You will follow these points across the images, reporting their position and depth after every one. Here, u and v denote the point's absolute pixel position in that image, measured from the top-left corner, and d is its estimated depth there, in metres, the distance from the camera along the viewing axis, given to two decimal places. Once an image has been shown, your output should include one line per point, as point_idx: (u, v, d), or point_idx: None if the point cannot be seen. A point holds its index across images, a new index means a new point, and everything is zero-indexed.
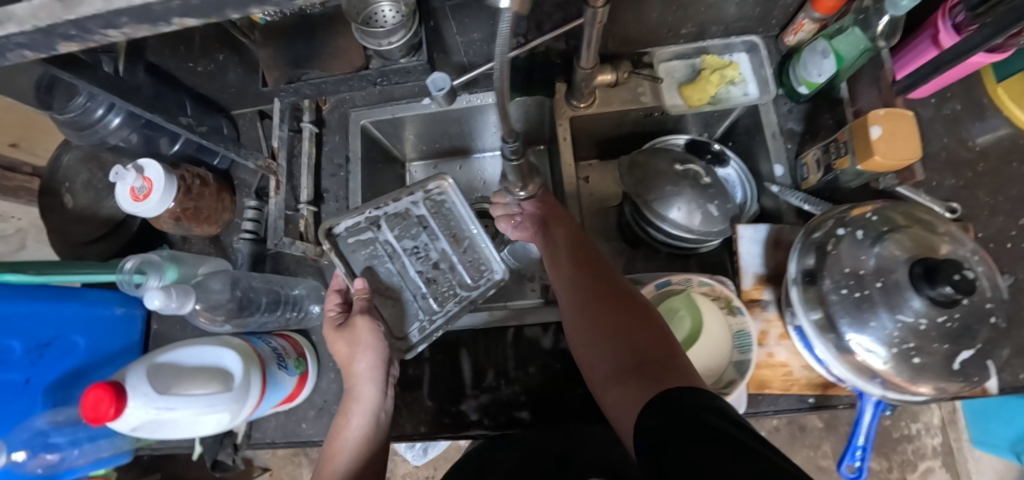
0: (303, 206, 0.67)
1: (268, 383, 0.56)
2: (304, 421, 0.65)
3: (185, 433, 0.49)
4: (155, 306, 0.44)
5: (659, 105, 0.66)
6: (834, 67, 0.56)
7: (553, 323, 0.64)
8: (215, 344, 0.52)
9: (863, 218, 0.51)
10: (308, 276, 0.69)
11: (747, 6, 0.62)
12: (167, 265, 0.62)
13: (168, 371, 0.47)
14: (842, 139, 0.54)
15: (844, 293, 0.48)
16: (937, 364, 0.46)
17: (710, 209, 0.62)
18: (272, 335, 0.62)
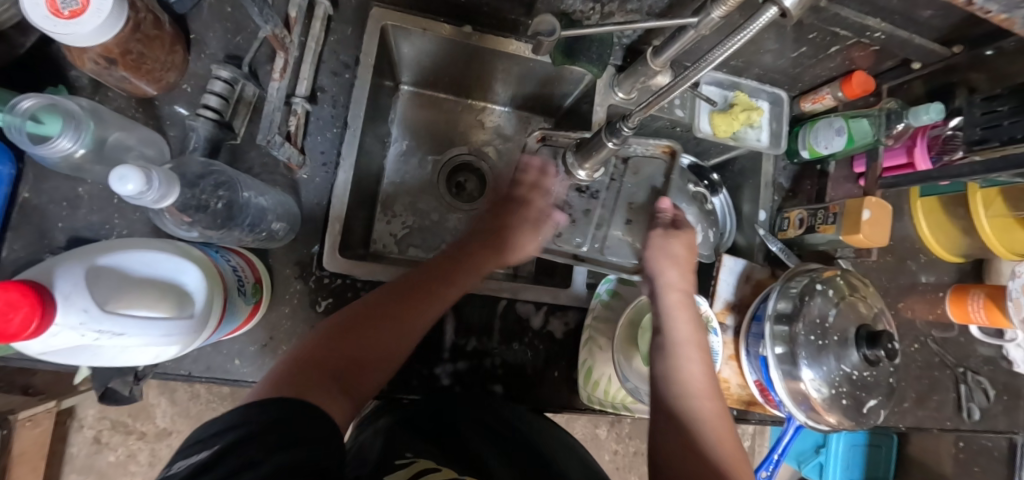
0: (298, 101, 0.55)
1: (227, 311, 0.44)
2: (238, 358, 0.54)
3: (114, 362, 0.37)
4: (128, 191, 0.31)
5: (690, 123, 0.68)
6: (842, 145, 0.67)
7: (546, 304, 0.63)
8: (176, 254, 0.39)
9: (831, 279, 0.61)
10: (276, 186, 0.56)
11: (788, 63, 0.68)
12: (85, 123, 0.45)
13: (111, 281, 0.35)
14: (834, 210, 0.65)
15: (811, 338, 0.57)
16: (855, 409, 0.57)
17: (709, 234, 0.66)
18: (228, 250, 0.49)
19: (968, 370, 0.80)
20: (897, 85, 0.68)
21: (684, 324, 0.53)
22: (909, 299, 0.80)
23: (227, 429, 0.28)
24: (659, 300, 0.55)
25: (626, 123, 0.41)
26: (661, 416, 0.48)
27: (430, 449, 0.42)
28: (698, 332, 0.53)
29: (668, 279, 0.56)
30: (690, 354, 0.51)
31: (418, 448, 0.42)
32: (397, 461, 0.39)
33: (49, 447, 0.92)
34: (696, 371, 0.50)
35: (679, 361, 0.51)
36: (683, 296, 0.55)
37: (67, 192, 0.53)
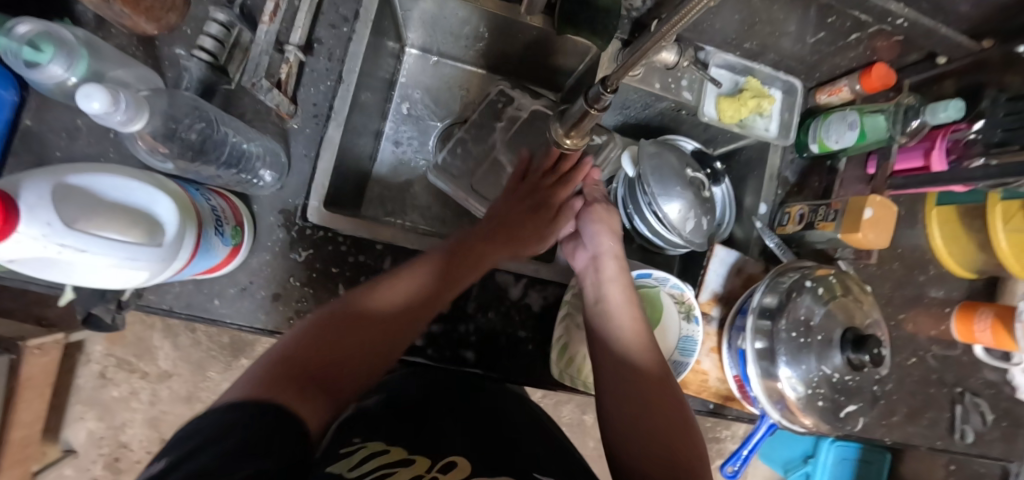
0: (291, 49, 0.55)
1: (200, 247, 0.45)
2: (218, 298, 0.55)
3: (82, 281, 0.38)
4: (92, 109, 0.32)
5: (695, 105, 0.66)
6: (854, 140, 0.64)
7: (526, 276, 0.63)
8: (148, 183, 0.40)
9: (824, 278, 0.59)
10: (266, 134, 0.57)
11: (807, 49, 0.65)
12: (81, 53, 0.46)
13: (78, 199, 0.36)
14: (835, 206, 0.62)
15: (792, 335, 0.55)
16: (833, 412, 0.55)
17: (702, 221, 0.64)
18: (210, 190, 0.50)
19: (966, 391, 0.77)
20: (922, 81, 0.64)
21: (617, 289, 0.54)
22: (912, 311, 0.77)
23: (175, 438, 0.26)
24: (601, 270, 0.56)
25: (605, 88, 0.38)
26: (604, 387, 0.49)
27: (391, 423, 0.43)
28: (632, 293, 0.54)
29: (605, 246, 0.57)
30: (621, 314, 0.52)
31: (374, 427, 0.42)
32: (342, 450, 0.38)
33: (59, 375, 0.97)
34: (625, 332, 0.51)
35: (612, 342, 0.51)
36: (618, 264, 0.56)
37: (66, 124, 0.54)
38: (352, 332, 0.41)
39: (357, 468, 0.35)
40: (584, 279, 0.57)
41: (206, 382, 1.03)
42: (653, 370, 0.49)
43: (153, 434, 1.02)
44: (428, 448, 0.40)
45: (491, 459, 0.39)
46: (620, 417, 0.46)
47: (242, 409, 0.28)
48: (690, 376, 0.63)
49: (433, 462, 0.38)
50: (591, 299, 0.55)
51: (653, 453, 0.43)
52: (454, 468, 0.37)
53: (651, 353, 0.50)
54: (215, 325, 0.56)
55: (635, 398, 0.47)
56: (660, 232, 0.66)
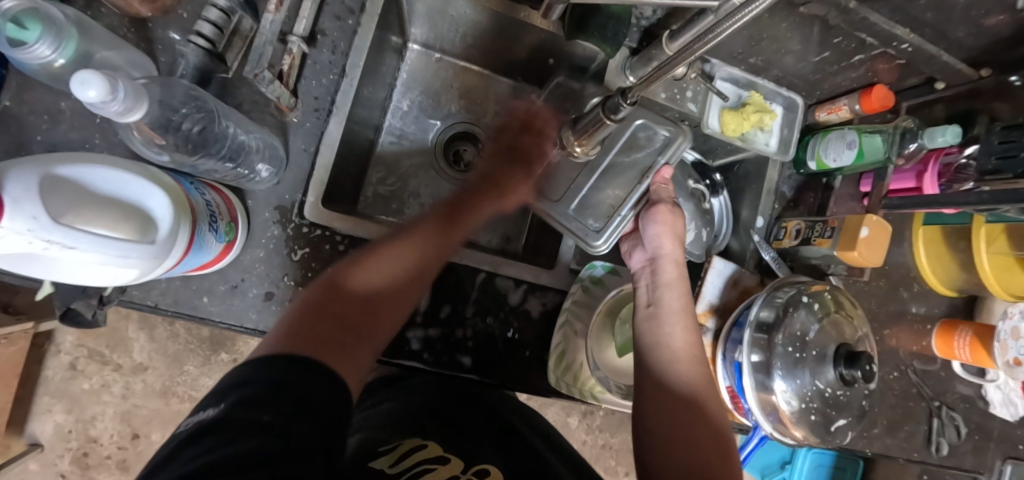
0: (295, 40, 0.53)
1: (194, 244, 0.43)
2: (207, 296, 0.53)
3: (68, 278, 0.36)
4: (88, 98, 0.30)
5: (700, 117, 0.66)
6: (851, 159, 0.66)
7: (526, 282, 0.62)
8: (142, 176, 0.38)
9: (819, 293, 0.60)
10: (264, 126, 0.55)
11: (811, 67, 0.65)
12: (69, 33, 0.44)
13: (66, 191, 0.34)
14: (832, 224, 0.63)
15: (788, 350, 0.56)
16: (824, 426, 0.56)
17: (701, 233, 0.65)
18: (205, 184, 0.48)
19: (943, 405, 0.79)
20: (917, 105, 0.66)
21: (675, 299, 0.53)
22: (895, 327, 0.79)
23: (210, 396, 0.28)
24: (657, 273, 0.55)
25: (625, 99, 0.38)
26: (645, 391, 0.48)
27: (428, 429, 0.48)
28: (686, 302, 0.54)
29: (665, 249, 0.55)
30: (675, 322, 0.52)
31: (408, 430, 0.47)
32: (380, 448, 0.43)
33: (26, 366, 0.93)
34: (678, 342, 0.51)
35: (663, 350, 0.50)
36: (677, 269, 0.55)
37: (48, 105, 0.51)
38: (345, 301, 0.41)
39: (397, 464, 0.40)
40: (639, 279, 0.57)
41: (183, 376, 1.00)
42: (700, 383, 0.48)
43: (125, 429, 0.98)
44: (462, 453, 0.45)
45: (518, 467, 0.43)
46: (658, 426, 0.45)
47: (278, 362, 0.30)
48: None
49: (466, 466, 0.42)
50: (643, 302, 0.54)
51: (680, 456, 0.43)
52: (487, 474, 0.41)
53: (698, 368, 0.50)
54: (203, 323, 0.54)
55: (668, 404, 0.47)
56: None
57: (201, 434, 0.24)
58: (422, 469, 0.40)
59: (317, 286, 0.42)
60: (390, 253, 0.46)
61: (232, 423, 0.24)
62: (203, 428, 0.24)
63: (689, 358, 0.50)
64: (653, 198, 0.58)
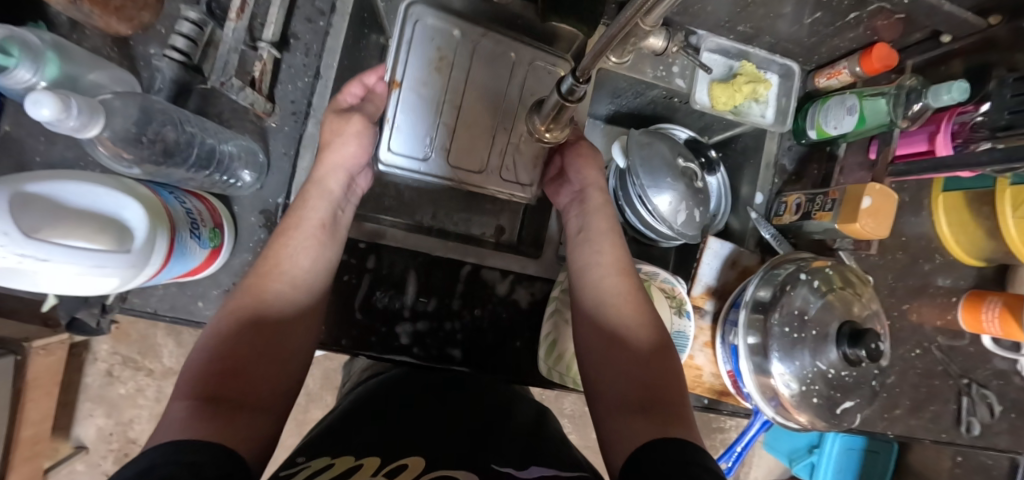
0: (264, 46, 0.53)
1: (175, 251, 0.45)
2: (201, 300, 0.55)
3: (51, 290, 0.38)
4: (42, 117, 0.31)
5: (687, 93, 0.63)
6: (852, 125, 0.61)
7: (513, 273, 0.61)
8: (115, 188, 0.40)
9: (820, 270, 0.57)
10: (244, 134, 0.56)
11: (804, 31, 0.62)
12: (47, 55, 0.45)
13: (39, 207, 0.35)
14: (833, 195, 0.60)
15: (785, 331, 0.53)
16: (828, 408, 0.54)
17: (694, 213, 0.63)
18: (186, 193, 0.49)
19: (973, 383, 0.74)
20: (926, 62, 0.61)
21: (598, 223, 0.55)
22: (916, 301, 0.74)
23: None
24: (584, 201, 0.57)
25: (578, 78, 0.36)
26: (586, 328, 0.50)
27: (351, 445, 0.37)
28: (612, 223, 0.56)
29: (591, 180, 0.57)
30: (601, 241, 0.54)
31: (331, 442, 0.38)
32: (283, 471, 0.33)
33: (66, 375, 0.99)
34: (604, 259, 0.53)
35: (590, 282, 0.52)
36: (603, 196, 0.58)
37: (45, 128, 0.54)
38: (248, 338, 0.40)
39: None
40: (570, 212, 0.59)
41: None
42: (638, 316, 0.49)
43: None
44: (388, 452, 0.35)
45: (450, 459, 0.34)
46: (603, 370, 0.47)
47: (172, 454, 0.26)
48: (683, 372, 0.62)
49: (383, 463, 0.33)
50: (574, 233, 0.57)
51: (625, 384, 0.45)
52: (402, 471, 0.32)
53: (636, 306, 0.50)
54: (200, 327, 0.56)
55: (608, 346, 0.48)
56: (651, 225, 0.65)
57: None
58: None
59: (221, 324, 0.41)
60: (280, 282, 0.45)
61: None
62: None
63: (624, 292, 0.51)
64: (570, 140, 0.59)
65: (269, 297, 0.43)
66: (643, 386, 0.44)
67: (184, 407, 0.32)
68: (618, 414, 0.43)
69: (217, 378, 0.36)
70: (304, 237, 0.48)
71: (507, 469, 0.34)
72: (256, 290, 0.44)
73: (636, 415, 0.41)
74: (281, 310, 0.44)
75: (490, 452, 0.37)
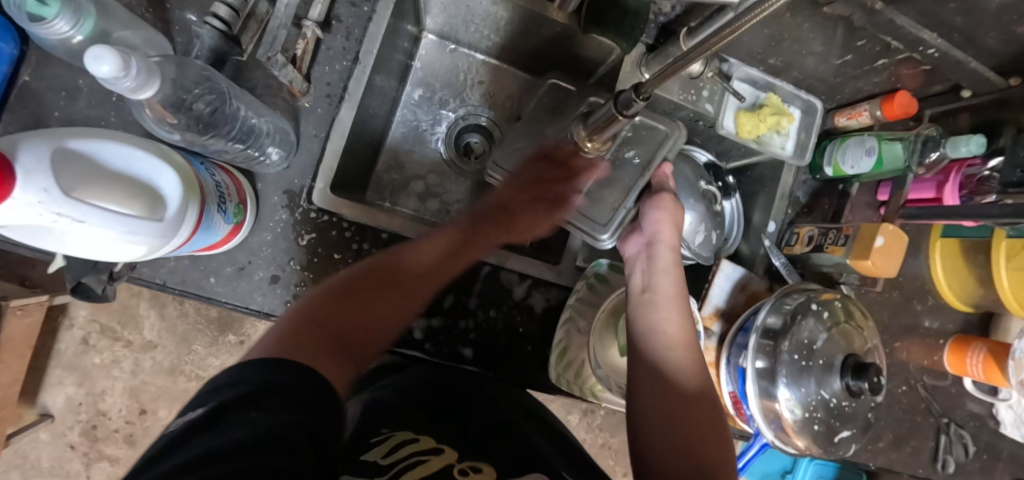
0: (309, 25, 0.53)
1: (202, 224, 0.43)
2: (214, 276, 0.54)
3: (77, 252, 0.37)
4: (100, 73, 0.30)
5: (715, 118, 0.65)
6: (869, 166, 0.64)
7: (530, 277, 0.61)
8: (154, 155, 0.39)
9: (829, 302, 0.59)
10: (276, 111, 0.55)
11: (832, 70, 0.64)
12: (87, 10, 0.44)
13: (80, 166, 0.34)
14: (846, 231, 0.62)
15: (794, 358, 0.55)
16: (827, 436, 0.55)
17: (711, 235, 0.64)
18: (215, 165, 0.48)
19: (952, 422, 0.77)
20: (942, 113, 0.64)
21: (668, 278, 0.53)
22: (906, 340, 0.77)
23: (198, 397, 0.26)
24: (653, 257, 0.54)
25: (637, 94, 0.37)
26: (641, 381, 0.47)
27: (421, 424, 0.40)
28: (681, 287, 0.53)
29: (662, 235, 0.54)
30: (669, 308, 0.51)
31: (403, 420, 0.40)
32: (370, 439, 0.36)
33: (39, 339, 0.95)
34: (670, 328, 0.50)
35: (655, 335, 0.49)
36: (673, 255, 0.54)
37: (67, 83, 0.52)
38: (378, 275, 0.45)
39: (389, 455, 0.33)
40: (634, 265, 0.56)
41: (191, 355, 1.01)
42: (694, 373, 0.47)
43: (133, 404, 1.00)
44: (460, 444, 0.37)
45: (522, 466, 0.36)
46: (656, 425, 0.44)
47: (274, 366, 0.28)
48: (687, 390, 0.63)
49: (458, 459, 0.34)
50: (639, 286, 0.54)
51: (674, 439, 0.42)
52: (481, 470, 0.34)
53: (691, 354, 0.49)
54: (209, 303, 0.55)
55: (656, 389, 0.46)
56: None
57: (189, 433, 0.21)
58: (412, 463, 0.32)
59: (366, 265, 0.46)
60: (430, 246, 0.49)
61: (232, 419, 0.23)
62: (197, 426, 0.22)
63: (683, 354, 0.48)
64: (654, 186, 0.57)
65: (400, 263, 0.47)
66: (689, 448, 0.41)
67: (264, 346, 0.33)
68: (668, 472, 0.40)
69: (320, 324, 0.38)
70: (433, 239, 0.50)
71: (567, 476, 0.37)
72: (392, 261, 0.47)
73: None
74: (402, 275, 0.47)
75: (546, 459, 0.38)
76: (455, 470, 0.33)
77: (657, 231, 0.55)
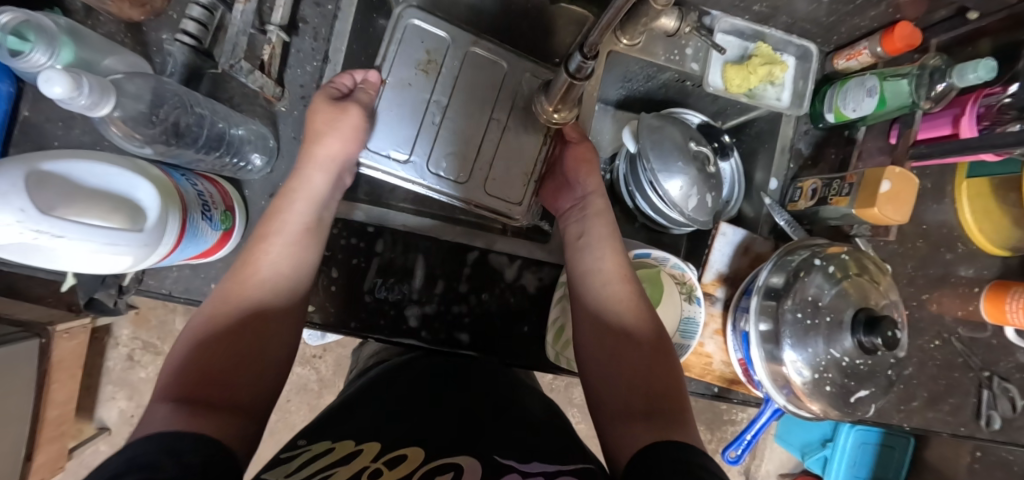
0: (273, 29, 0.53)
1: (186, 232, 0.45)
2: (213, 283, 0.56)
3: (66, 269, 0.39)
4: (54, 95, 0.32)
5: (700, 76, 0.62)
6: (873, 108, 0.59)
7: (521, 258, 0.61)
8: (127, 169, 0.41)
9: (836, 256, 0.55)
10: (255, 118, 0.57)
11: (824, 10, 0.60)
12: (62, 40, 0.46)
13: (57, 185, 0.36)
14: (851, 180, 0.58)
15: (798, 317, 0.52)
16: (841, 398, 0.53)
17: (706, 198, 0.61)
18: (198, 176, 0.50)
19: (994, 375, 0.72)
20: (953, 41, 0.59)
21: (598, 223, 0.53)
22: (937, 291, 0.72)
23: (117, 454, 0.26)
24: (584, 207, 0.55)
25: (584, 55, 0.36)
26: (583, 330, 0.49)
27: (360, 426, 0.38)
28: (614, 228, 0.54)
29: (590, 188, 0.56)
30: (604, 248, 0.51)
31: (329, 424, 0.39)
32: (284, 454, 0.36)
33: (89, 358, 1.02)
34: (607, 264, 0.50)
35: (592, 277, 0.50)
36: (604, 202, 0.55)
37: (61, 113, 0.55)
38: (237, 331, 0.40)
39: (302, 470, 0.33)
40: (570, 217, 0.57)
41: None
42: (634, 306, 0.48)
43: None
44: (390, 434, 0.37)
45: (455, 447, 0.37)
46: (605, 369, 0.46)
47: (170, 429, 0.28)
48: (693, 359, 0.61)
49: (382, 450, 0.35)
50: (574, 235, 0.54)
51: (619, 384, 0.44)
52: (400, 463, 0.34)
53: (631, 290, 0.49)
54: None
55: (608, 336, 0.47)
56: (662, 210, 0.64)
57: None
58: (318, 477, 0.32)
59: (208, 314, 0.40)
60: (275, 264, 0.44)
61: None
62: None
63: (620, 294, 0.49)
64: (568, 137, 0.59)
65: (255, 287, 0.42)
66: (639, 389, 0.43)
67: (168, 408, 0.32)
68: (621, 418, 0.41)
69: (197, 385, 0.35)
70: (283, 245, 0.45)
71: (510, 460, 0.35)
72: (245, 273, 0.43)
73: (636, 418, 0.40)
74: (265, 314, 0.42)
75: (490, 442, 0.38)
76: (365, 473, 0.33)
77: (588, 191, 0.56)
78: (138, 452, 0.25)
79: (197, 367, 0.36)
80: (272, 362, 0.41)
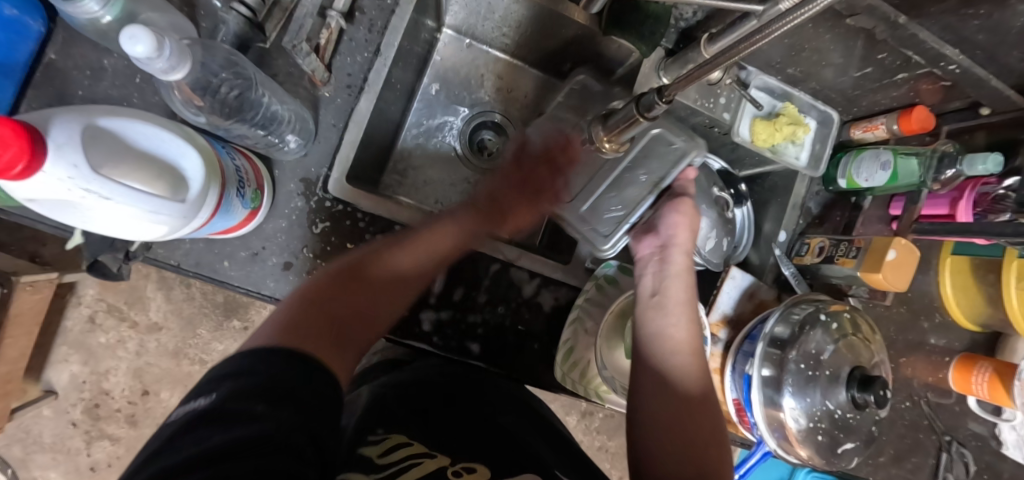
0: (334, 15, 0.54)
1: (221, 207, 0.44)
2: (228, 260, 0.54)
3: (98, 230, 0.37)
4: (136, 54, 0.31)
5: (732, 125, 0.64)
6: (885, 180, 0.64)
7: (541, 276, 0.62)
8: (177, 135, 0.39)
9: (838, 314, 0.59)
10: (297, 98, 0.56)
11: (850, 84, 0.64)
12: None
13: (108, 141, 0.35)
14: (858, 244, 0.62)
15: (800, 367, 0.55)
16: (830, 448, 0.56)
17: (723, 242, 0.64)
18: (236, 151, 0.49)
19: (953, 440, 0.77)
20: (959, 130, 0.64)
21: (679, 283, 0.54)
22: (912, 356, 0.77)
23: (202, 383, 0.27)
24: (665, 262, 0.54)
25: (660, 97, 0.37)
26: (641, 382, 0.49)
27: (416, 426, 0.41)
28: (691, 295, 0.54)
29: (678, 239, 0.55)
30: (679, 313, 0.52)
31: (395, 417, 0.41)
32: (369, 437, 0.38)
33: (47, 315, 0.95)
34: (682, 327, 0.51)
35: (663, 338, 0.50)
36: (686, 259, 0.55)
37: (90, 62, 0.53)
38: (360, 281, 0.44)
39: (386, 455, 0.35)
40: (645, 267, 0.56)
41: (195, 339, 1.01)
42: (698, 376, 0.49)
43: (135, 384, 1.00)
44: (453, 448, 0.39)
45: (514, 461, 0.38)
46: (652, 425, 0.46)
47: (274, 353, 0.30)
48: None
49: (454, 460, 0.36)
50: (648, 290, 0.54)
51: (668, 437, 0.45)
52: (475, 471, 0.35)
53: (697, 359, 0.50)
54: (223, 286, 0.55)
55: (663, 398, 0.47)
56: None
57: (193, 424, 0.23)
58: (406, 466, 0.34)
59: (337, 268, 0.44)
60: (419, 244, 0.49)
61: (230, 414, 0.24)
62: (197, 417, 0.24)
63: (685, 357, 0.49)
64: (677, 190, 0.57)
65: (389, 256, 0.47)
66: (682, 447, 0.44)
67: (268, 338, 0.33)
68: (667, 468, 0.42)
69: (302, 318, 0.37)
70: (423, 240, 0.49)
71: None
72: (381, 254, 0.47)
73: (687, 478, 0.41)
74: (384, 277, 0.46)
75: (538, 459, 0.39)
76: (450, 474, 0.34)
77: (672, 236, 0.55)
78: (238, 367, 0.28)
79: (319, 306, 0.40)
80: (386, 306, 0.45)
